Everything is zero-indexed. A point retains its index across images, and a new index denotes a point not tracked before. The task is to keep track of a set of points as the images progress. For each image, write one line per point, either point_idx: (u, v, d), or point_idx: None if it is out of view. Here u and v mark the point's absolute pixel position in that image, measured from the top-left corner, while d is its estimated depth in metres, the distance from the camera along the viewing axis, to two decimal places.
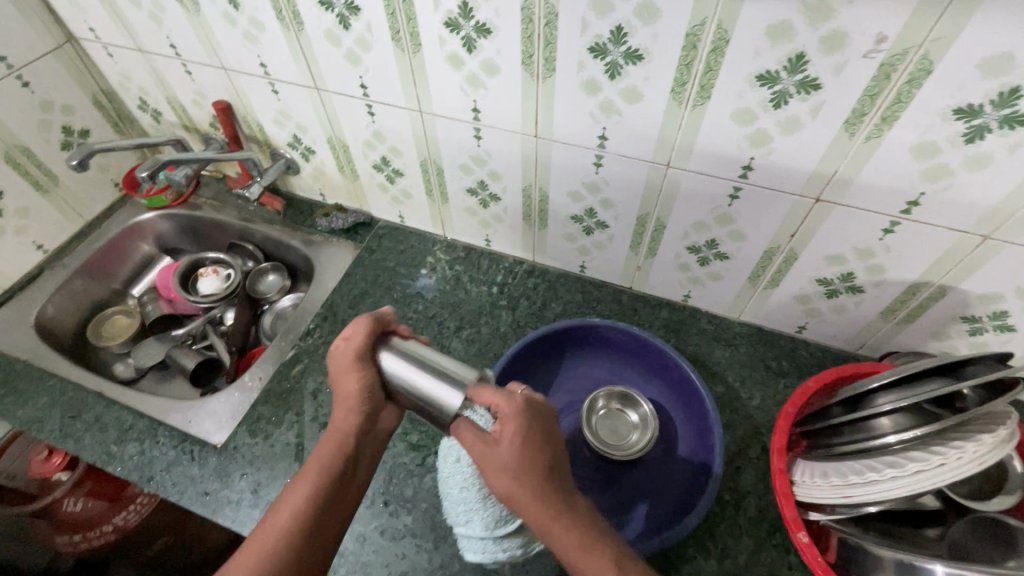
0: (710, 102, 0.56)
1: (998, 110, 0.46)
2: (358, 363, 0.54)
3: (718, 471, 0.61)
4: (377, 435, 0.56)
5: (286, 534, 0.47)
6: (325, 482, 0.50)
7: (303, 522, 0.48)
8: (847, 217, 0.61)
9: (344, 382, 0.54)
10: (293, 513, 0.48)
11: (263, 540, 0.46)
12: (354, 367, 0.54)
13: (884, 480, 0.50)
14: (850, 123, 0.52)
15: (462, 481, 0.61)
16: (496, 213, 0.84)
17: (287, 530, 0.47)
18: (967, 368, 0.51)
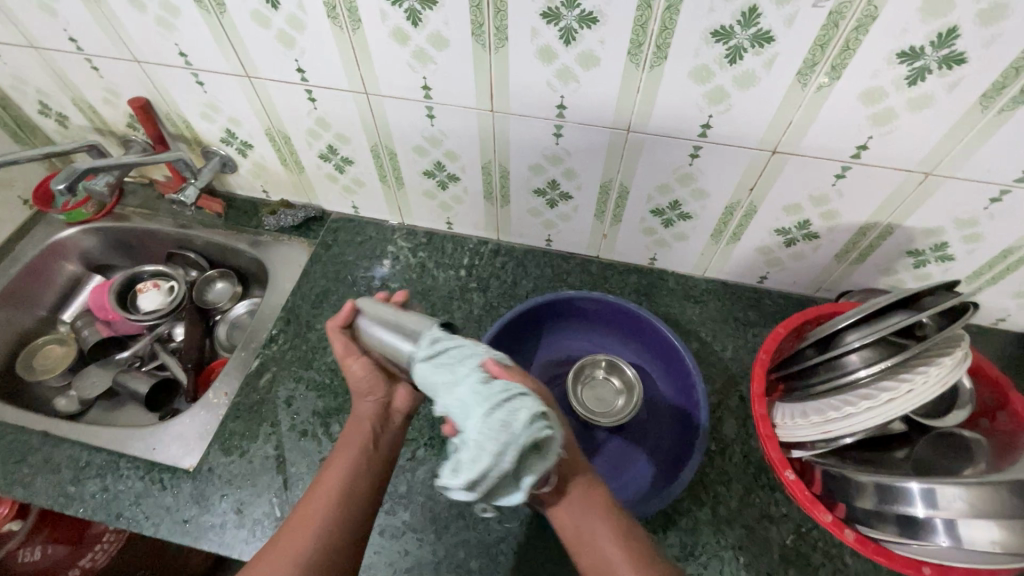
0: (667, 62, 0.55)
1: (938, 52, 0.48)
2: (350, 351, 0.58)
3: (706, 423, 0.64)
4: (396, 415, 0.58)
5: (327, 511, 0.49)
6: (352, 463, 0.53)
7: (342, 493, 0.50)
8: (802, 166, 0.62)
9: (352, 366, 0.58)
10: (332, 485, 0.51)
11: (314, 509, 0.49)
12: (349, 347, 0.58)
13: (861, 412, 0.53)
14: (802, 74, 0.53)
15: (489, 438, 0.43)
16: (456, 193, 0.81)
17: (333, 498, 0.50)
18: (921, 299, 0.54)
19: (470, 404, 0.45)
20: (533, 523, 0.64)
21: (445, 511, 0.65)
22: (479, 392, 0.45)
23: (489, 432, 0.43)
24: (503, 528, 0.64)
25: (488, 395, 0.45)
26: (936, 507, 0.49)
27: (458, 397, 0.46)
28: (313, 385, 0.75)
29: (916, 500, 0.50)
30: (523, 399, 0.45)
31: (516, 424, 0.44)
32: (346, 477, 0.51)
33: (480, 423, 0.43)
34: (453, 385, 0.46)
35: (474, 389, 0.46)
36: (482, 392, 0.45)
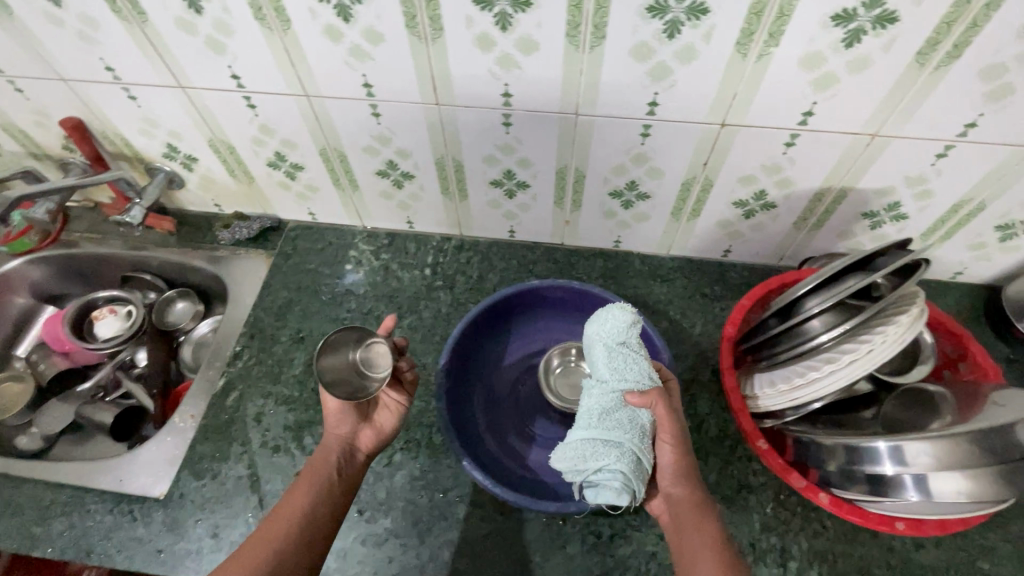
0: (606, 42, 0.55)
1: (870, 12, 0.49)
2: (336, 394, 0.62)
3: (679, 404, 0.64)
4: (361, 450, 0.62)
5: (290, 528, 0.53)
6: (318, 486, 0.57)
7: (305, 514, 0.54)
8: (752, 137, 0.62)
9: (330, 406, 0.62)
10: (298, 503, 0.55)
11: (280, 522, 0.54)
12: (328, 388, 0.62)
13: (825, 375, 0.53)
14: (741, 44, 0.53)
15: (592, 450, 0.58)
16: (413, 191, 0.79)
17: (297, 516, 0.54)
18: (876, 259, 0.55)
19: (586, 438, 0.58)
20: (516, 516, 0.64)
21: (427, 513, 0.64)
22: (588, 428, 0.59)
23: (573, 456, 0.59)
24: (486, 524, 0.63)
25: (606, 434, 0.58)
26: (904, 462, 0.50)
27: (585, 425, 0.59)
28: (282, 399, 0.73)
29: (883, 458, 0.51)
30: (619, 446, 0.57)
31: (595, 462, 0.57)
32: (311, 501, 0.56)
33: (578, 442, 0.59)
34: (620, 426, 0.58)
35: (593, 424, 0.59)
36: (605, 431, 0.58)
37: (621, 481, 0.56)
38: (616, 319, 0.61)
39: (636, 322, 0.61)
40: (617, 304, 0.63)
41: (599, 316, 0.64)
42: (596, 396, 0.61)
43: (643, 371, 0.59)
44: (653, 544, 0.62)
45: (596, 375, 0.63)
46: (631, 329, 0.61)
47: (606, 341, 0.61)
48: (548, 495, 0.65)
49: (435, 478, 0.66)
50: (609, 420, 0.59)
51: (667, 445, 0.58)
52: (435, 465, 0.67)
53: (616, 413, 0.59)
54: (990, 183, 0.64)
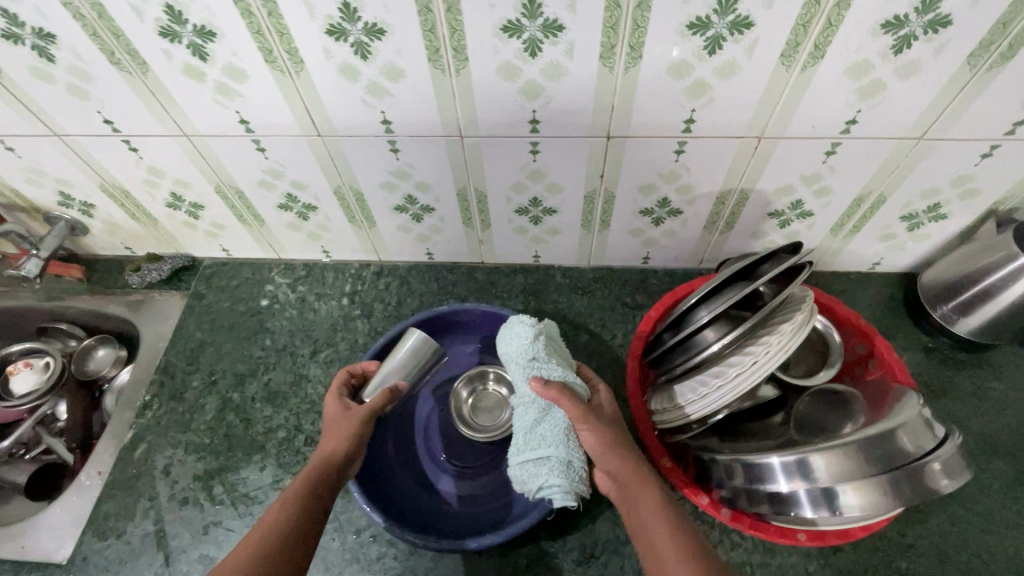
0: (471, 63, 0.53)
1: (723, 19, 0.48)
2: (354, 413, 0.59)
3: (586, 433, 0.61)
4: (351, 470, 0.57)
5: (278, 534, 0.48)
6: (312, 493, 0.52)
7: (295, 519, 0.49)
8: (640, 147, 0.61)
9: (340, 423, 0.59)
10: (288, 506, 0.50)
11: (267, 527, 0.48)
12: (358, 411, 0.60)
13: (714, 391, 0.53)
14: (605, 58, 0.52)
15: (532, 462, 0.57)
16: (320, 222, 0.77)
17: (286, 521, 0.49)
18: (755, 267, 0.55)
19: (521, 458, 0.58)
20: (430, 553, 0.62)
21: (338, 557, 0.62)
22: (521, 448, 0.58)
23: (520, 478, 0.58)
24: (399, 564, 0.62)
25: (534, 450, 0.57)
26: (797, 478, 0.47)
27: (517, 447, 0.59)
28: (192, 448, 0.71)
29: (778, 476, 0.48)
30: (549, 459, 0.56)
31: (537, 477, 0.57)
32: (301, 507, 0.50)
33: (516, 465, 0.58)
34: (545, 435, 0.57)
35: (523, 443, 0.58)
36: (534, 446, 0.57)
37: (562, 488, 0.56)
38: (521, 334, 0.61)
39: (540, 333, 0.61)
40: (516, 317, 0.63)
41: (507, 332, 0.64)
42: (519, 412, 0.60)
43: (557, 374, 0.60)
44: (568, 571, 0.60)
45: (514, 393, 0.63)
46: (539, 342, 0.60)
47: (518, 359, 0.61)
48: (459, 532, 0.64)
49: (347, 519, 0.64)
50: (537, 433, 0.58)
51: (585, 428, 0.57)
52: (348, 505, 0.65)
53: (537, 425, 0.58)
54: (884, 177, 0.63)
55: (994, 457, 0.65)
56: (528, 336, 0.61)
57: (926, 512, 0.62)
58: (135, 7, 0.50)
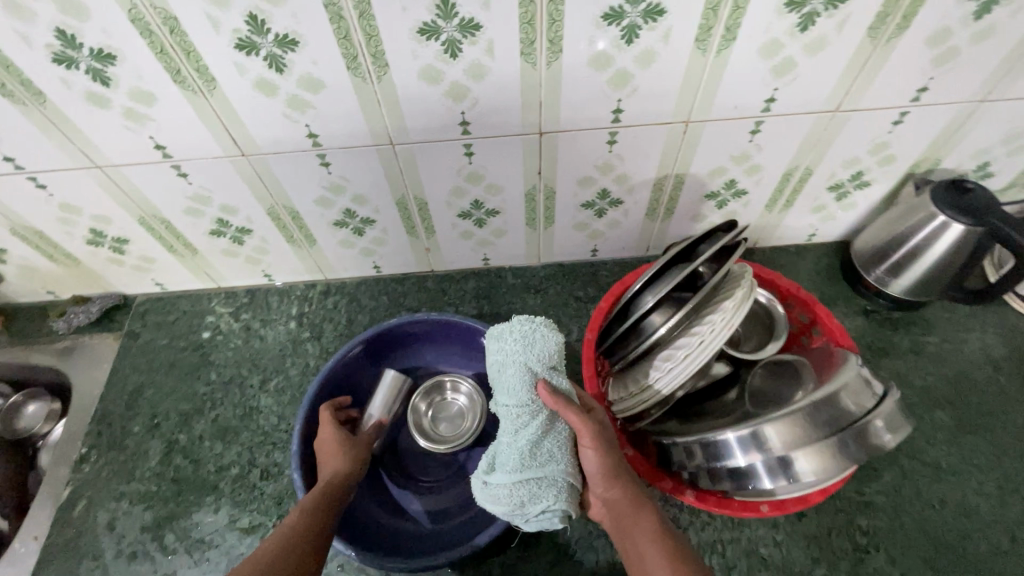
0: (392, 69, 0.52)
1: (636, 8, 0.48)
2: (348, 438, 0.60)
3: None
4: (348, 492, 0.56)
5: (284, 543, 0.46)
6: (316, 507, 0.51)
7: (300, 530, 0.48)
8: (573, 141, 0.62)
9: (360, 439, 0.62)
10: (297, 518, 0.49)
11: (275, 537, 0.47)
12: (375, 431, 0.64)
13: (665, 373, 0.54)
14: (526, 54, 0.52)
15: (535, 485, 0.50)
16: (257, 246, 0.74)
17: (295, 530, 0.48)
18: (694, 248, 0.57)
19: (521, 477, 0.50)
20: None
21: None
22: (519, 467, 0.50)
23: (512, 500, 0.50)
24: None
25: (542, 470, 0.50)
26: (752, 449, 0.48)
27: (512, 466, 0.50)
28: (138, 497, 0.66)
29: (735, 449, 0.49)
30: (555, 482, 0.50)
31: (537, 501, 0.50)
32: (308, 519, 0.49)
33: (510, 485, 0.50)
34: (552, 454, 0.50)
35: (524, 462, 0.50)
36: (538, 464, 0.50)
37: (563, 512, 0.50)
38: (546, 337, 0.52)
39: (560, 341, 0.54)
40: (530, 318, 0.54)
41: (511, 332, 0.53)
42: (515, 425, 0.51)
43: (564, 382, 0.53)
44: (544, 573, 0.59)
45: (505, 399, 0.52)
46: (560, 349, 0.53)
47: (532, 363, 0.52)
48: (427, 548, 0.61)
49: None
50: (540, 450, 0.50)
51: (589, 448, 0.51)
52: None
53: (543, 440, 0.51)
54: (807, 151, 0.65)
55: (936, 407, 0.69)
56: (533, 338, 0.52)
57: (879, 468, 0.64)
58: (21, 33, 0.46)
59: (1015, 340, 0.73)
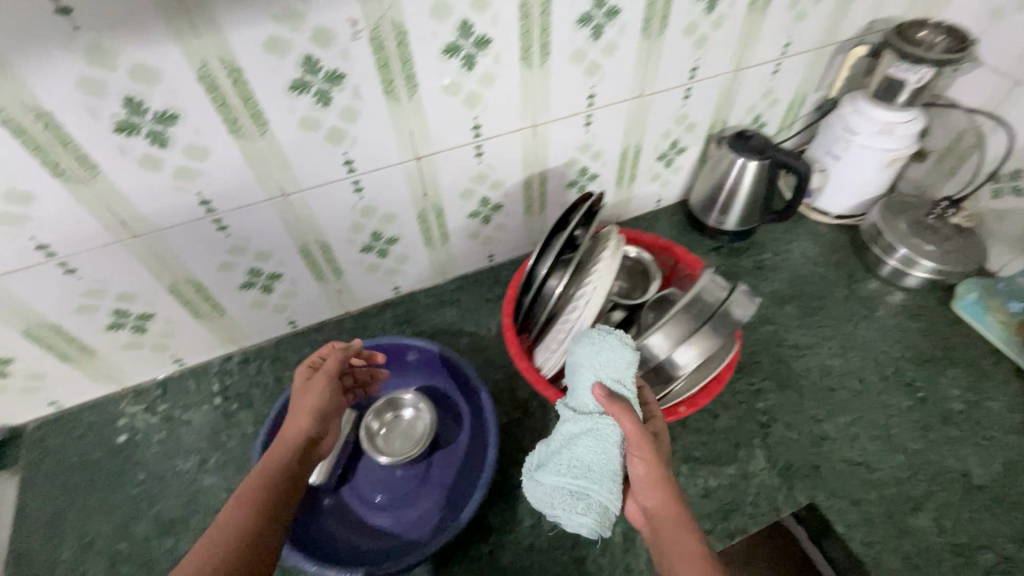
0: (272, 125, 0.58)
1: (468, 40, 0.60)
2: (326, 381, 0.62)
3: (490, 407, 0.68)
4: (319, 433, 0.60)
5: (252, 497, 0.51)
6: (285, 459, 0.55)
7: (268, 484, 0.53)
8: (447, 160, 0.71)
9: (302, 398, 0.60)
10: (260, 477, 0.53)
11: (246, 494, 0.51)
12: (322, 380, 0.61)
13: (575, 322, 0.63)
14: (389, 92, 0.60)
15: (571, 490, 0.53)
16: (161, 329, 0.73)
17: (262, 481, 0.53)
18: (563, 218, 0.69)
19: (558, 482, 0.54)
20: None
21: None
22: (561, 473, 0.54)
23: (546, 499, 0.55)
24: None
25: (578, 481, 0.52)
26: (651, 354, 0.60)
27: (556, 467, 0.54)
28: None
29: (642, 356, 0.60)
30: (588, 497, 0.52)
31: (567, 508, 0.53)
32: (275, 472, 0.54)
33: (552, 486, 0.54)
34: (591, 468, 0.52)
35: (567, 472, 0.53)
36: (576, 475, 0.53)
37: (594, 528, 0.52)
38: (614, 351, 0.56)
39: (632, 360, 0.56)
40: (607, 331, 0.58)
41: (588, 339, 0.59)
42: (569, 429, 0.55)
43: (625, 393, 0.55)
44: (527, 536, 0.65)
45: (573, 400, 0.58)
46: (630, 366, 0.55)
47: (601, 369, 0.56)
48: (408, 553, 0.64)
49: None
50: (582, 462, 0.53)
51: (635, 451, 0.52)
52: None
53: (585, 452, 0.53)
54: (631, 131, 0.82)
55: (785, 303, 0.86)
56: (616, 353, 0.56)
57: (760, 360, 0.79)
58: None
59: (820, 240, 0.95)
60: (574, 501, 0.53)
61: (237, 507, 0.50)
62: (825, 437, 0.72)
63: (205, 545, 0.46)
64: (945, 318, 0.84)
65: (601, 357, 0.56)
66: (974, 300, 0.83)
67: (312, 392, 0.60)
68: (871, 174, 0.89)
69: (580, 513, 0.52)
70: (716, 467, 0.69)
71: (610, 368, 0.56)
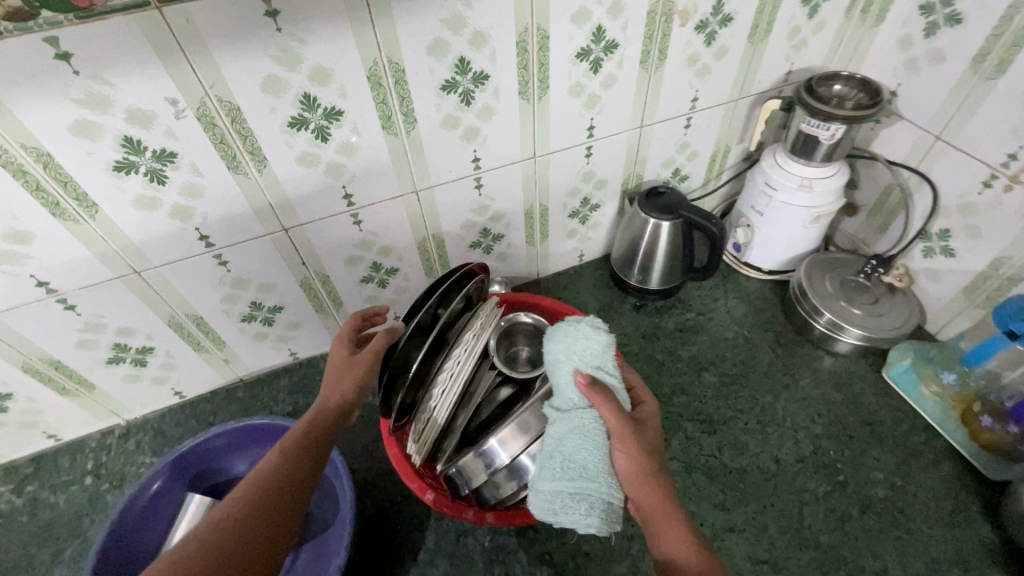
0: (102, 207, 0.55)
1: (315, 112, 0.56)
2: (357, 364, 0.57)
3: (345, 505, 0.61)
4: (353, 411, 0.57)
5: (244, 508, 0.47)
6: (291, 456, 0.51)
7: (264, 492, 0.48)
8: (321, 229, 0.68)
9: (341, 372, 0.57)
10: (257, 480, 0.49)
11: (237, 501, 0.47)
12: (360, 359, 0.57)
13: (438, 402, 0.61)
14: (233, 167, 0.57)
15: (569, 489, 0.49)
16: (25, 408, 0.70)
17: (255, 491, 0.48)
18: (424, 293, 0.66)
19: (555, 487, 0.49)
20: None
21: None
22: (555, 476, 0.50)
23: (546, 506, 0.50)
24: None
25: (576, 481, 0.49)
26: (512, 444, 0.56)
27: (550, 472, 0.50)
28: None
29: (501, 447, 0.56)
30: (589, 496, 0.49)
31: (568, 512, 0.49)
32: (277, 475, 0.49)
33: (549, 491, 0.50)
34: (587, 467, 0.49)
35: (560, 471, 0.50)
36: (571, 477, 0.49)
37: (597, 525, 0.49)
38: (589, 338, 0.57)
39: (609, 344, 0.57)
40: (579, 322, 0.59)
41: (559, 335, 0.59)
42: (557, 428, 0.52)
43: (608, 380, 0.54)
44: None
45: (555, 399, 0.55)
46: (606, 350, 0.56)
47: (579, 358, 0.55)
48: None
49: None
50: (574, 462, 0.50)
51: (620, 445, 0.50)
52: None
53: (578, 452, 0.50)
54: (532, 191, 0.78)
55: (703, 370, 0.81)
56: (598, 336, 0.57)
57: (668, 437, 0.73)
58: None
59: (749, 300, 0.89)
60: (566, 505, 0.49)
61: (216, 523, 0.45)
62: (729, 528, 0.65)
63: (206, 526, 0.45)
64: (877, 388, 0.77)
65: (584, 342, 0.56)
66: (907, 367, 0.77)
67: (347, 372, 0.57)
68: (797, 231, 0.84)
69: (576, 516, 0.49)
70: (606, 565, 0.63)
71: (592, 352, 0.55)
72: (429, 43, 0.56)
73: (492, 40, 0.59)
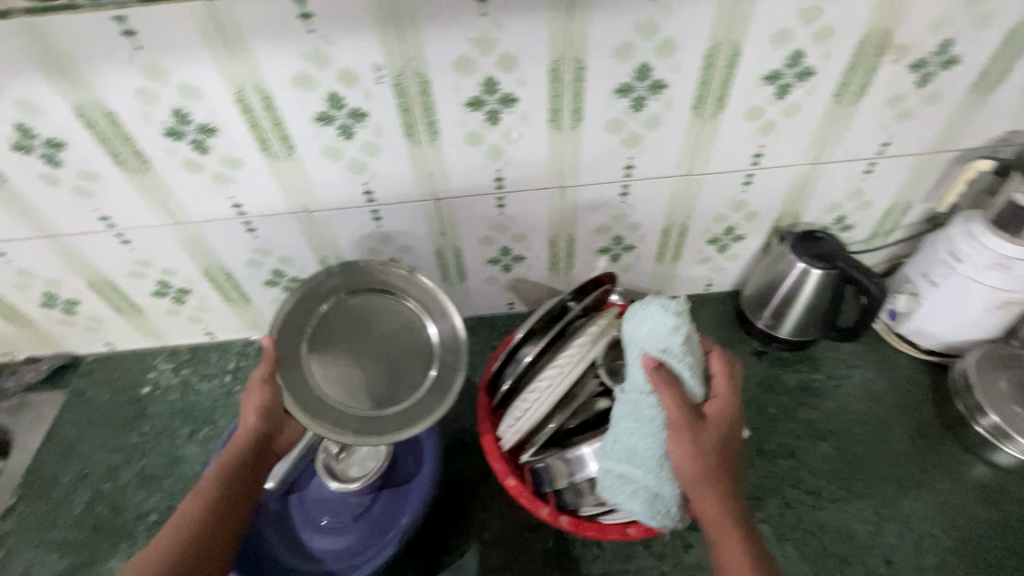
0: (299, 148, 0.62)
1: (494, 96, 0.59)
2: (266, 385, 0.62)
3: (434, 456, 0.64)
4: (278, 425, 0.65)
5: (190, 526, 0.54)
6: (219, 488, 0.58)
7: (209, 508, 0.56)
8: (467, 206, 0.71)
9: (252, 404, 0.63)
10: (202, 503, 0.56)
11: (181, 521, 0.54)
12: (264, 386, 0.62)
13: (537, 398, 0.60)
14: (410, 135, 0.62)
15: (618, 473, 0.55)
16: (196, 305, 0.82)
17: (202, 511, 0.55)
18: (362, 301, 0.69)
19: (606, 467, 0.56)
20: None
21: None
22: (607, 458, 0.56)
23: (600, 482, 0.58)
24: None
25: (623, 466, 0.55)
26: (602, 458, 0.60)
27: (605, 452, 0.57)
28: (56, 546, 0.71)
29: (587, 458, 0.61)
30: (637, 482, 0.55)
31: (617, 492, 0.56)
32: (214, 498, 0.57)
33: (601, 470, 0.57)
34: (638, 455, 0.54)
35: (612, 455, 0.56)
36: (622, 461, 0.55)
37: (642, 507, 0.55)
38: (658, 319, 0.56)
39: (681, 325, 0.55)
40: (653, 299, 0.58)
41: (635, 312, 0.59)
42: (619, 412, 0.56)
43: (675, 367, 0.54)
44: None
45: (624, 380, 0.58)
46: (676, 331, 0.55)
47: (646, 341, 0.56)
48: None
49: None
50: (627, 447, 0.55)
51: (674, 439, 0.52)
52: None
53: (631, 438, 0.55)
54: (678, 207, 0.75)
55: (820, 439, 0.73)
56: (671, 316, 0.56)
57: (764, 497, 0.68)
58: None
59: (892, 376, 0.79)
60: (616, 485, 0.56)
61: (163, 539, 0.53)
62: None
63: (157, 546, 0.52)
64: None
65: (653, 324, 0.56)
66: None
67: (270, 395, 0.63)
68: (972, 314, 0.72)
69: (623, 496, 0.55)
70: None
71: (663, 335, 0.55)
72: (616, 45, 0.56)
73: (680, 51, 0.57)
